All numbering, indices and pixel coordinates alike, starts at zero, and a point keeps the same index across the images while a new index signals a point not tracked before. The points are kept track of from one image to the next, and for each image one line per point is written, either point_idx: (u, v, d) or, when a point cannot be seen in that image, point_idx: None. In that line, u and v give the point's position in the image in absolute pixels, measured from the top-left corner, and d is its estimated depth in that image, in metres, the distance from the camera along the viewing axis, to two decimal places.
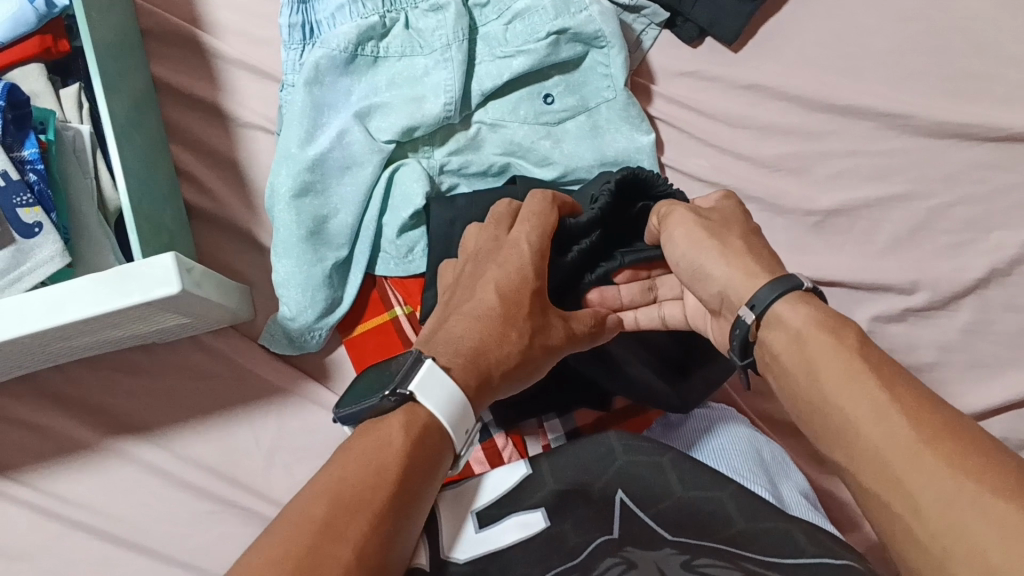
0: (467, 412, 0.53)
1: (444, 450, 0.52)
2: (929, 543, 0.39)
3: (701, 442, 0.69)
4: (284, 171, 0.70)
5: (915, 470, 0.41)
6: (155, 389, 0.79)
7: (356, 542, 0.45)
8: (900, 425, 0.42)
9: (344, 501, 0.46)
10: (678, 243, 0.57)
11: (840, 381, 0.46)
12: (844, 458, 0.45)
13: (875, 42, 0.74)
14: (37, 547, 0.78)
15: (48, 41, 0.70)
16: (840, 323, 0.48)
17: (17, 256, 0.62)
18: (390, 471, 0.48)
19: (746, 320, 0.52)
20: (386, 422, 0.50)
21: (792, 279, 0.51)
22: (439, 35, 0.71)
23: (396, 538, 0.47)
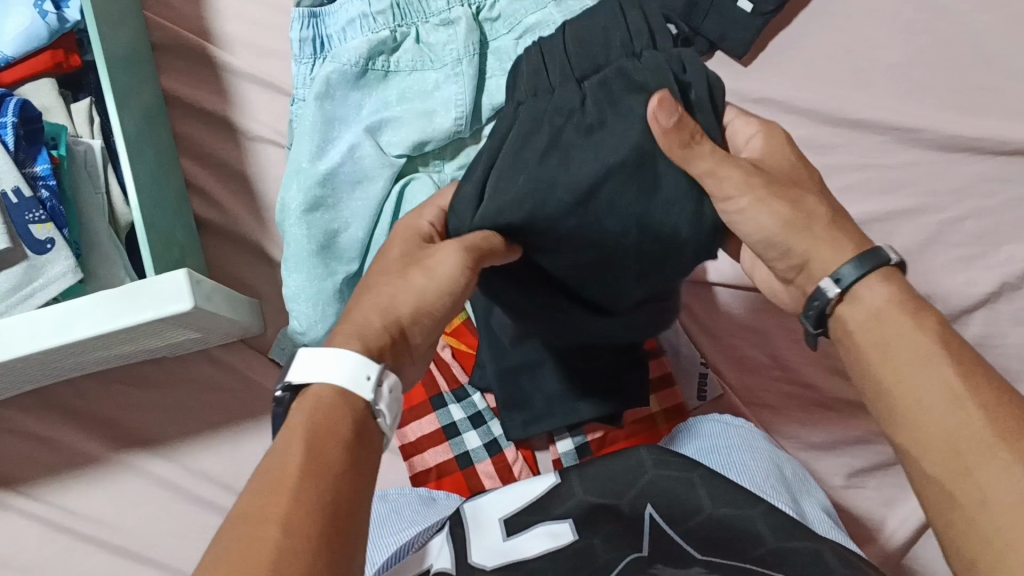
0: (362, 360, 0.44)
1: (355, 421, 0.43)
2: (986, 529, 0.41)
3: (718, 451, 0.66)
4: (295, 187, 0.70)
5: (991, 467, 0.42)
6: (164, 402, 0.79)
7: (283, 521, 0.37)
8: (978, 420, 0.43)
9: (261, 502, 0.38)
10: (749, 213, 0.52)
11: (916, 364, 0.46)
12: (908, 442, 0.46)
13: (886, 54, 0.74)
14: (50, 559, 0.78)
15: (60, 55, 0.70)
16: (920, 307, 0.48)
17: (29, 272, 0.62)
18: (296, 459, 0.40)
19: (827, 293, 0.50)
20: (295, 422, 0.42)
21: (880, 253, 0.50)
22: (450, 49, 0.71)
23: (336, 513, 0.39)
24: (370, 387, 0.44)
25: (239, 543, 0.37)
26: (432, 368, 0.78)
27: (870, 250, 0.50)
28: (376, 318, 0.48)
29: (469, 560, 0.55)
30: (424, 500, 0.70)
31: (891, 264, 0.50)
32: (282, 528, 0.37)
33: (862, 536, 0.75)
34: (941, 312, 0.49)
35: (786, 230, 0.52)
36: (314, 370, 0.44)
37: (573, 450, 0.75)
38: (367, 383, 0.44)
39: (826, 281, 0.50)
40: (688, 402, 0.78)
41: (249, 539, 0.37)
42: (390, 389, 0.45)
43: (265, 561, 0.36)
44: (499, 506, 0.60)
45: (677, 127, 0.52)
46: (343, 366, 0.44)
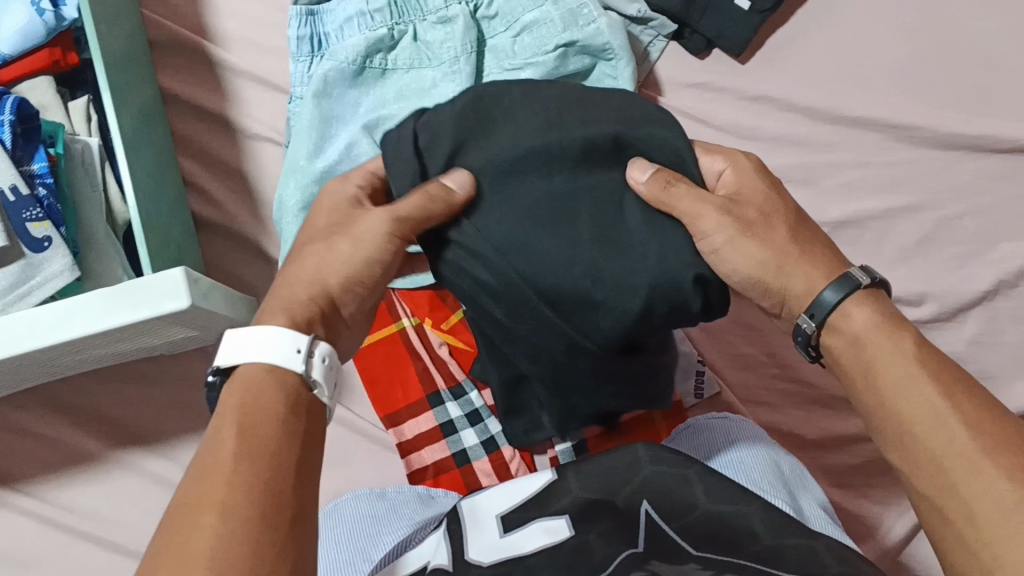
0: (283, 336, 0.48)
1: (286, 394, 0.47)
2: (977, 543, 0.44)
3: (719, 448, 0.67)
4: (293, 184, 0.70)
5: (976, 483, 0.45)
6: (160, 400, 0.79)
7: (221, 506, 0.41)
8: (961, 436, 0.46)
9: (198, 483, 0.42)
10: (731, 254, 0.52)
11: (903, 386, 0.49)
12: (900, 458, 0.49)
13: (884, 53, 0.74)
14: (48, 556, 0.78)
15: (57, 53, 0.70)
16: (898, 326, 0.51)
17: (26, 270, 0.62)
18: (229, 445, 0.43)
19: (807, 328, 0.54)
20: (228, 406, 0.46)
21: (852, 278, 0.52)
22: (448, 47, 0.71)
23: (277, 490, 0.42)
24: (301, 360, 0.48)
25: (178, 533, 0.40)
26: (430, 365, 0.78)
27: (841, 275, 0.53)
28: (308, 291, 0.52)
29: (465, 556, 0.55)
30: (421, 497, 0.71)
31: (864, 286, 0.52)
32: (220, 515, 0.40)
33: (860, 532, 0.74)
34: (917, 328, 0.52)
35: (764, 265, 0.53)
36: (244, 352, 0.47)
37: (570, 448, 0.75)
38: (297, 356, 0.47)
39: (802, 316, 0.54)
40: (686, 400, 0.76)
41: (193, 526, 0.40)
42: (322, 357, 0.48)
43: (208, 544, 0.39)
44: (496, 504, 0.60)
45: (651, 185, 0.51)
46: (271, 346, 0.47)
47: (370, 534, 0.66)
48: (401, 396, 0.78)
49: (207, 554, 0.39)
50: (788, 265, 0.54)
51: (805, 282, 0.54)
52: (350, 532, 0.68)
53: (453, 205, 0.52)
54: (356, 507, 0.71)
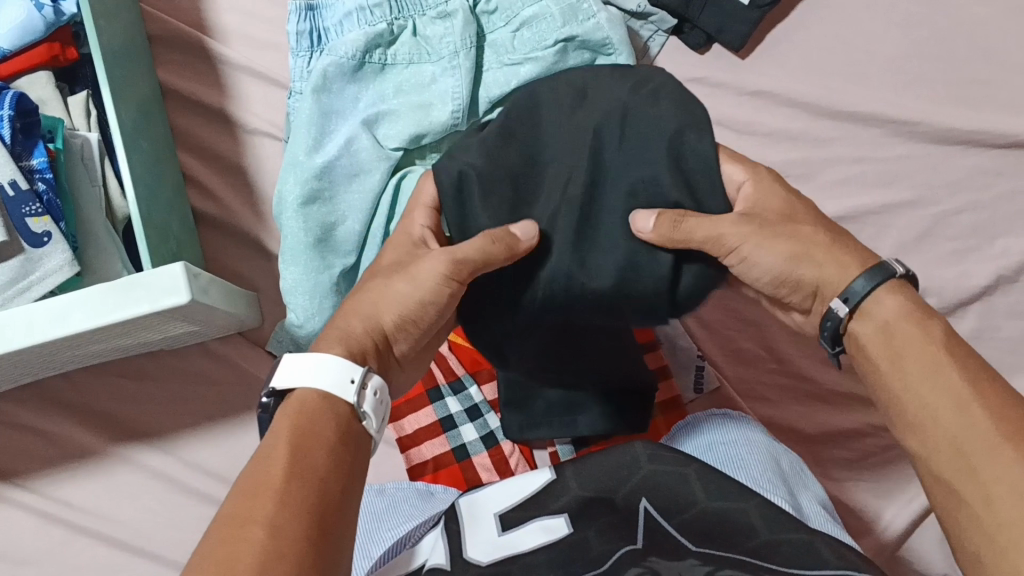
0: (344, 364, 0.48)
1: (336, 421, 0.46)
2: (991, 527, 0.43)
3: (718, 448, 0.66)
4: (293, 179, 0.70)
5: (996, 468, 0.44)
6: (161, 394, 0.79)
7: (269, 520, 0.40)
8: (982, 421, 0.45)
9: (245, 499, 0.41)
10: (754, 258, 0.53)
11: (930, 371, 0.48)
12: (920, 446, 0.48)
13: (882, 48, 0.74)
14: (46, 552, 0.78)
15: (56, 48, 0.70)
16: (928, 316, 0.50)
17: (26, 265, 0.62)
18: (280, 464, 0.43)
19: (838, 313, 0.52)
20: (278, 426, 0.45)
21: (885, 269, 0.51)
22: (446, 43, 0.71)
23: (322, 515, 0.42)
24: (353, 391, 0.47)
25: (221, 546, 0.39)
26: (429, 361, 0.78)
27: (875, 266, 0.52)
28: (362, 326, 0.53)
29: (463, 555, 0.56)
30: (421, 493, 0.71)
31: (897, 277, 0.52)
32: (269, 530, 0.39)
33: (857, 529, 0.74)
34: (947, 321, 0.50)
35: (788, 263, 0.53)
36: (296, 377, 0.47)
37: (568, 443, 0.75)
38: (350, 386, 0.47)
39: (836, 300, 0.52)
40: (684, 393, 0.77)
41: (236, 538, 0.39)
42: (372, 391, 0.49)
43: (252, 555, 0.38)
44: (494, 502, 0.60)
45: (659, 231, 0.53)
46: (323, 371, 0.47)
47: (370, 532, 0.66)
48: (399, 390, 0.78)
49: (254, 569, 0.38)
50: (822, 260, 0.53)
51: (838, 267, 0.53)
52: None
53: (515, 250, 0.53)
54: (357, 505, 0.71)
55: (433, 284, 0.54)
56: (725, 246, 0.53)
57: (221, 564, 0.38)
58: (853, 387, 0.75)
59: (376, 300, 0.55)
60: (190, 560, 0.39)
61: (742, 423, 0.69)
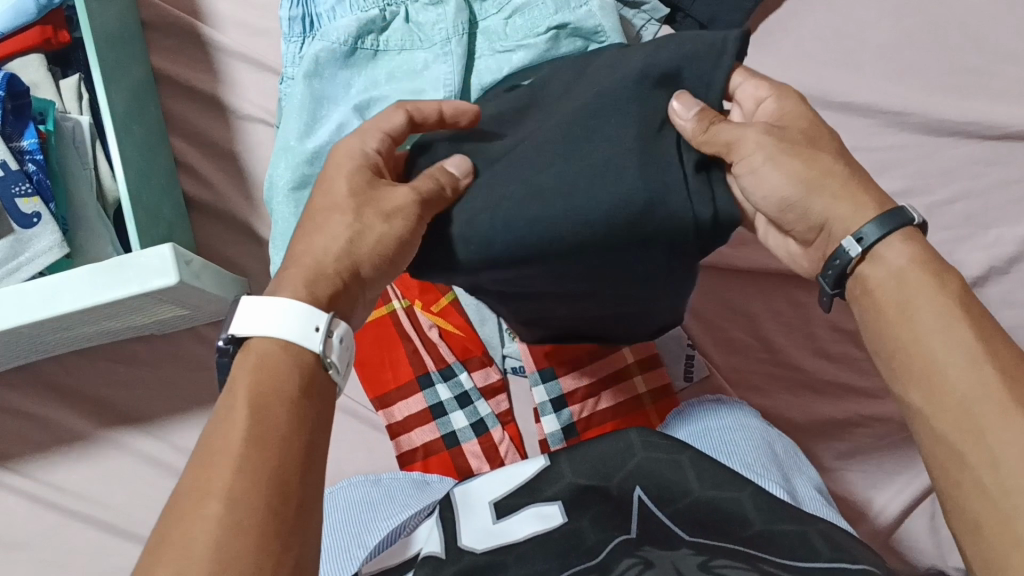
0: (299, 312, 0.47)
1: (301, 371, 0.46)
2: (997, 492, 0.42)
3: (714, 432, 0.66)
4: (284, 164, 0.70)
5: (1002, 429, 0.42)
6: (153, 378, 0.79)
7: (226, 492, 0.40)
8: (992, 381, 0.43)
9: (203, 468, 0.41)
10: (765, 172, 0.49)
11: (939, 326, 0.46)
12: (924, 400, 0.46)
13: (875, 37, 0.74)
14: (36, 536, 0.78)
15: (48, 31, 0.70)
16: (943, 268, 0.47)
17: (16, 245, 0.63)
18: (241, 426, 0.42)
19: (849, 253, 0.49)
20: (235, 383, 0.45)
21: (898, 215, 0.48)
22: (439, 29, 0.70)
23: (287, 479, 0.41)
24: (319, 338, 0.47)
25: (177, 523, 0.39)
26: (420, 347, 0.78)
27: (891, 209, 0.49)
28: (319, 254, 0.50)
29: (458, 543, 0.56)
30: (415, 484, 0.71)
31: (912, 225, 0.49)
32: (225, 504, 0.39)
33: (852, 514, 0.74)
34: (962, 275, 0.48)
35: (806, 190, 0.50)
36: (259, 325, 0.46)
37: (559, 430, 0.75)
38: (315, 334, 0.47)
39: (847, 239, 0.49)
40: (675, 383, 0.77)
41: (192, 515, 0.39)
42: (339, 338, 0.48)
43: (210, 530, 0.38)
44: (489, 489, 0.60)
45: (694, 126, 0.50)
46: (287, 320, 0.46)
47: (365, 518, 0.67)
48: (391, 376, 0.78)
49: (211, 546, 0.38)
50: (835, 193, 0.49)
51: (849, 202, 0.49)
52: (346, 517, 0.68)
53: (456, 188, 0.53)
54: (351, 493, 0.72)
55: (404, 204, 0.51)
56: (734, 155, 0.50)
57: (179, 542, 0.38)
58: (844, 376, 0.75)
59: (327, 228, 0.51)
60: (151, 542, 0.39)
61: (727, 412, 0.68)
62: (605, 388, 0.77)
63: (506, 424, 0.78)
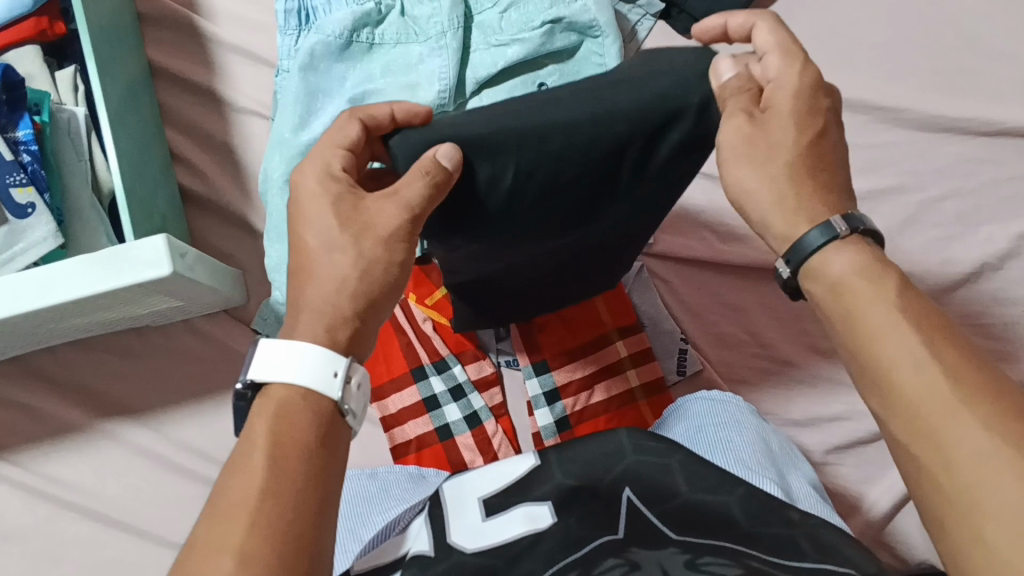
0: (318, 360, 0.47)
1: (319, 420, 0.46)
2: (951, 490, 0.42)
3: (703, 433, 0.66)
4: (278, 157, 0.70)
5: (950, 431, 0.42)
6: (147, 370, 0.80)
7: (241, 547, 0.40)
8: (939, 382, 0.43)
9: (222, 519, 0.42)
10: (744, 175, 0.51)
11: (880, 332, 0.46)
12: (880, 404, 0.46)
13: (868, 35, 0.75)
14: (28, 528, 0.78)
15: (44, 23, 0.70)
16: (883, 271, 0.48)
17: (11, 235, 0.63)
18: (259, 476, 0.43)
19: (785, 273, 0.52)
20: (254, 431, 0.45)
21: (833, 225, 0.49)
22: (434, 23, 0.70)
23: (302, 530, 0.42)
24: (338, 386, 0.47)
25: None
26: (413, 340, 0.78)
27: (825, 220, 0.49)
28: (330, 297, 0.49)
29: (447, 540, 0.56)
30: (412, 476, 0.71)
31: (846, 234, 0.49)
32: (238, 560, 0.40)
33: (844, 510, 0.74)
34: (903, 273, 0.48)
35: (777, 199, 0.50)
36: (281, 371, 0.46)
37: (552, 424, 0.75)
38: (335, 381, 0.47)
39: (781, 263, 0.52)
40: (668, 377, 0.77)
41: (207, 567, 0.40)
42: (355, 383, 0.48)
43: None
44: (479, 485, 0.61)
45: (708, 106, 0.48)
46: (307, 367, 0.46)
47: (360, 514, 0.67)
48: (384, 370, 0.78)
49: None
50: (788, 196, 0.50)
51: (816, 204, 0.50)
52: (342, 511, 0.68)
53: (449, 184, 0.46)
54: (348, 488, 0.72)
55: (399, 229, 0.49)
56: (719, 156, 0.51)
57: None
58: (836, 372, 0.75)
59: (318, 274, 0.50)
60: None
61: (730, 415, 0.68)
62: (596, 381, 0.77)
63: (499, 417, 0.78)
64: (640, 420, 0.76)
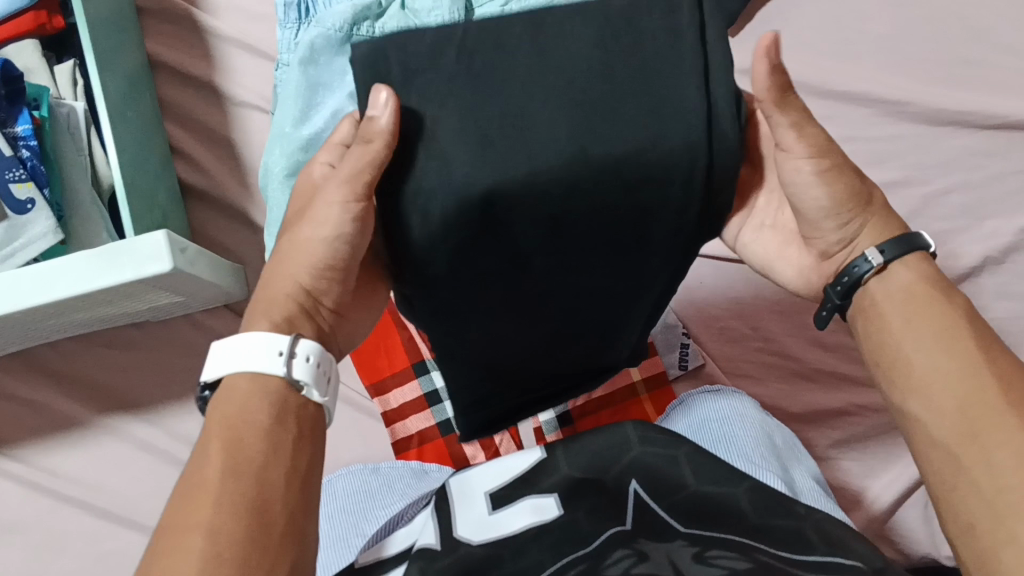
0: (261, 340, 0.44)
1: (271, 397, 0.44)
2: (989, 491, 0.43)
3: (712, 424, 0.66)
4: (279, 150, 0.70)
5: (1000, 434, 0.43)
6: (150, 363, 0.80)
7: (208, 526, 0.39)
8: (992, 390, 0.44)
9: (184, 502, 0.40)
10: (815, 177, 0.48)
11: (940, 339, 0.47)
12: (919, 407, 0.47)
13: (872, 26, 0.74)
14: (31, 520, 0.78)
15: (44, 16, 0.69)
16: (949, 288, 0.49)
17: (11, 231, 0.63)
18: (216, 461, 0.41)
19: (864, 266, 0.49)
20: (208, 424, 0.43)
21: (917, 238, 0.50)
22: (433, 13, 0.66)
23: (269, 507, 0.40)
24: (282, 362, 0.44)
25: (163, 559, 0.38)
26: (415, 335, 0.78)
27: (905, 233, 0.50)
28: (283, 288, 0.48)
29: (454, 534, 0.56)
30: (415, 473, 0.72)
31: (924, 251, 0.50)
32: (206, 536, 0.38)
33: (847, 503, 0.74)
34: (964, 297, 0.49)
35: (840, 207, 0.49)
36: (229, 361, 0.44)
37: (554, 419, 0.76)
38: (277, 359, 0.44)
39: (869, 250, 0.50)
40: (670, 371, 0.78)
41: (174, 551, 0.38)
42: (307, 357, 0.45)
43: (192, 566, 0.37)
44: (485, 480, 0.61)
45: (778, 82, 0.44)
46: (253, 349, 0.44)
47: (362, 508, 0.67)
48: (387, 364, 0.78)
49: None
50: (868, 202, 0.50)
51: (878, 226, 0.50)
52: (347, 505, 0.68)
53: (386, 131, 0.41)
54: (346, 483, 0.72)
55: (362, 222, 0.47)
56: (803, 149, 0.47)
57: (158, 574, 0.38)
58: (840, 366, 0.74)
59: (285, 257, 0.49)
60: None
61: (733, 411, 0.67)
62: None
63: None
64: (642, 413, 0.77)
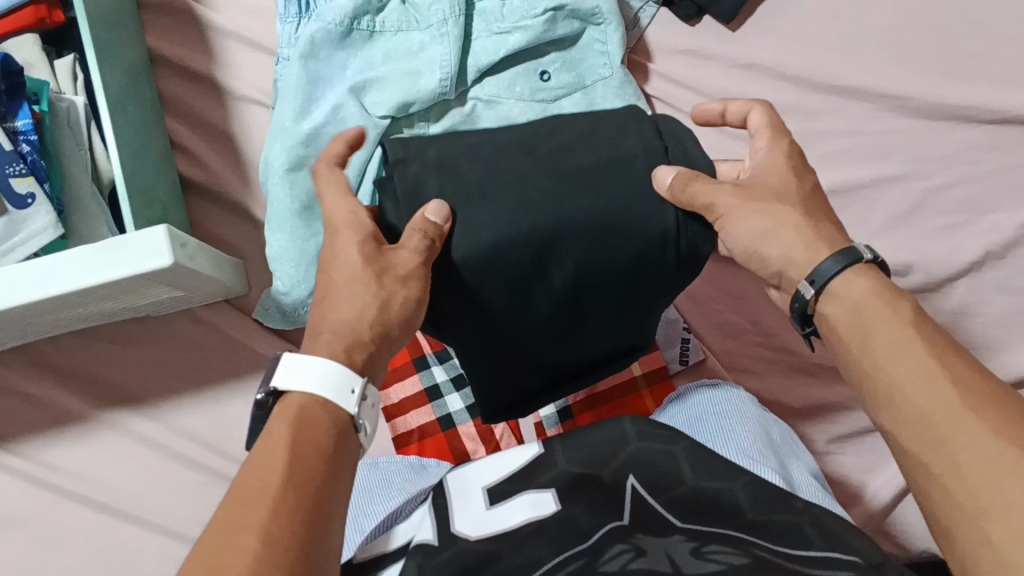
0: (342, 372, 0.48)
1: (333, 427, 0.47)
2: (958, 492, 0.44)
3: (708, 419, 0.66)
4: (279, 145, 0.69)
5: (960, 435, 0.45)
6: (147, 359, 0.80)
7: (261, 529, 0.40)
8: (948, 392, 0.46)
9: (241, 502, 0.42)
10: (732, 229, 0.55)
11: (892, 352, 0.49)
12: (890, 419, 0.49)
13: (873, 19, 0.73)
14: (31, 515, 0.78)
15: (43, 10, 0.69)
16: (897, 296, 0.51)
17: (11, 225, 0.62)
18: (279, 469, 0.43)
19: (804, 295, 0.53)
20: (273, 435, 0.46)
21: (854, 252, 0.53)
22: (436, 10, 0.70)
23: (313, 515, 0.43)
24: (353, 401, 0.49)
25: (216, 554, 0.40)
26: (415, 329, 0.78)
27: (843, 248, 0.53)
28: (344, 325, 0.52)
29: (452, 529, 0.56)
30: (414, 467, 0.71)
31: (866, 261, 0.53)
32: (261, 536, 0.40)
33: (847, 499, 0.74)
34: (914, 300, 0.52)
35: (764, 238, 0.55)
36: (300, 381, 0.48)
37: (554, 414, 0.76)
38: (351, 397, 0.49)
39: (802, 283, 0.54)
40: (670, 366, 0.77)
41: (225, 549, 0.40)
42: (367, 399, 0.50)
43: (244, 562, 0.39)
44: (482, 475, 0.61)
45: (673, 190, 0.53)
46: (326, 379, 0.48)
47: (362, 502, 0.67)
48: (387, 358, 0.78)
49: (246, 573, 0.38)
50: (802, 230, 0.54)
51: (804, 246, 0.54)
52: None
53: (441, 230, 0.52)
54: None
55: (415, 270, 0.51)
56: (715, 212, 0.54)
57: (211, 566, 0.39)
58: None
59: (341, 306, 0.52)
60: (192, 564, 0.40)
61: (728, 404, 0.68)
62: None
63: None
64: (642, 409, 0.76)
